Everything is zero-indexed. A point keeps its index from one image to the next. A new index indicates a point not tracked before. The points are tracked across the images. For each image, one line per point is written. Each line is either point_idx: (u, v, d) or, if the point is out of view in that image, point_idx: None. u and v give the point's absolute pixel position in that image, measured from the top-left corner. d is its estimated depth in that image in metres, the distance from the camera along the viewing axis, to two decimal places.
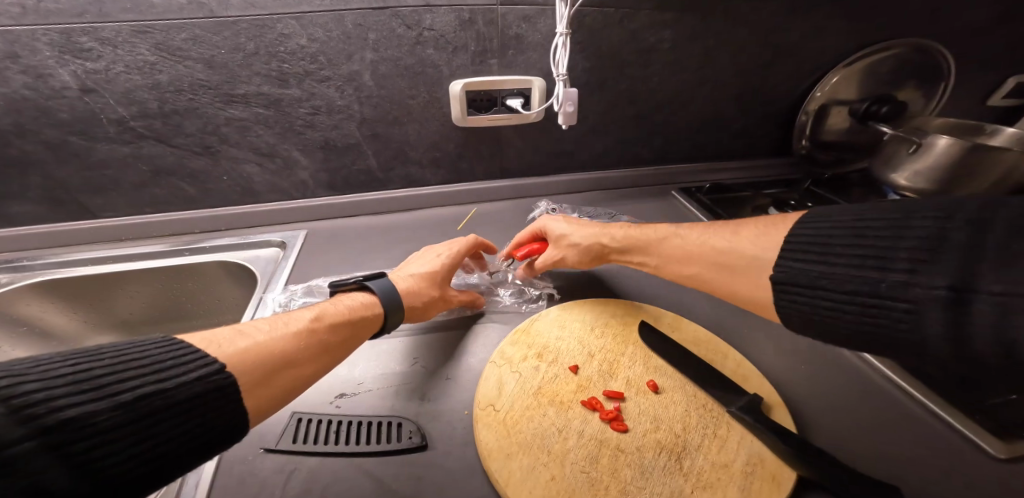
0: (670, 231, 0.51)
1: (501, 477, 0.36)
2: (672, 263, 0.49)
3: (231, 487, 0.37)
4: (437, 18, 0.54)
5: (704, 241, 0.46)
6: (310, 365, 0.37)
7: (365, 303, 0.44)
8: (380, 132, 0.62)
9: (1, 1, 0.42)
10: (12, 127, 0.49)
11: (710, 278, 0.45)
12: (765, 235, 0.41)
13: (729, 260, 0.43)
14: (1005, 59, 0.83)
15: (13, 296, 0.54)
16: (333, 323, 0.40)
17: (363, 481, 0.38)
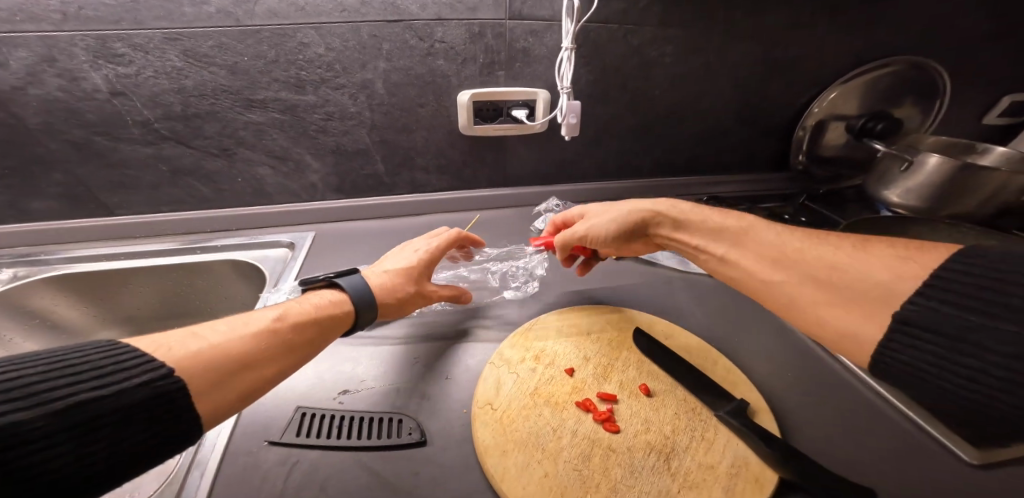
0: (758, 228, 0.43)
1: (497, 473, 0.38)
2: (748, 260, 0.41)
3: (235, 478, 0.38)
4: (448, 31, 0.57)
5: (808, 246, 0.38)
6: (271, 365, 0.36)
7: (334, 300, 0.44)
8: (390, 138, 0.64)
9: (44, 8, 0.44)
10: (40, 126, 0.51)
11: (802, 289, 0.36)
12: (903, 263, 0.32)
13: (840, 276, 0.34)
14: (998, 80, 0.85)
15: (25, 289, 0.56)
16: (298, 323, 0.39)
17: (363, 474, 0.39)
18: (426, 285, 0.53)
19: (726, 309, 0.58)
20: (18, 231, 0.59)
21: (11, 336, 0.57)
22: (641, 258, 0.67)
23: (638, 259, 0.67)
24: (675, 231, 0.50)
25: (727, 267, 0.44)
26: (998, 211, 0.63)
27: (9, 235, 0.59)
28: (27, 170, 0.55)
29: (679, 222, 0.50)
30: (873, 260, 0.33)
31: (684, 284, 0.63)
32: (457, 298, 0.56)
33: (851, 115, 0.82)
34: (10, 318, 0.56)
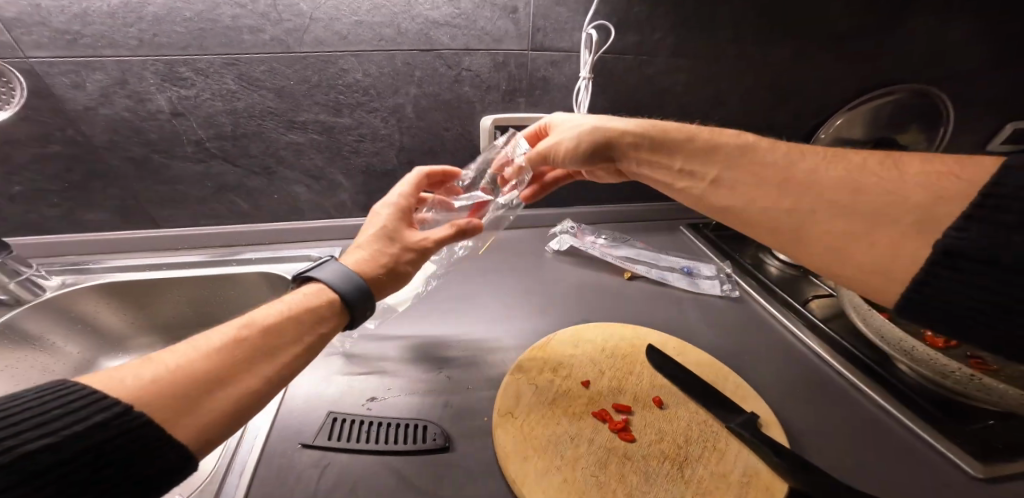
0: (756, 147, 0.44)
1: (518, 478, 0.40)
2: (747, 183, 0.43)
3: (271, 479, 0.41)
4: (474, 60, 0.61)
5: (821, 168, 0.39)
6: (252, 376, 0.32)
7: (312, 293, 0.38)
8: (416, 159, 0.68)
9: (123, 36, 0.49)
10: (106, 144, 0.56)
11: (815, 209, 0.38)
12: (937, 184, 0.33)
13: (864, 198, 0.36)
14: (999, 108, 0.88)
15: (74, 295, 0.60)
16: (274, 326, 0.34)
17: (391, 477, 0.41)
18: (410, 238, 0.45)
19: (736, 329, 0.60)
20: (72, 241, 0.63)
21: (56, 341, 0.59)
22: (653, 279, 0.70)
23: (650, 280, 0.70)
24: (654, 152, 0.50)
25: (721, 189, 0.45)
26: None
27: (63, 245, 0.63)
28: (87, 185, 0.59)
29: (655, 141, 0.50)
30: (906, 182, 0.35)
31: (694, 304, 0.65)
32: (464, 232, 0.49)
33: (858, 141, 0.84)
34: (56, 323, 0.59)
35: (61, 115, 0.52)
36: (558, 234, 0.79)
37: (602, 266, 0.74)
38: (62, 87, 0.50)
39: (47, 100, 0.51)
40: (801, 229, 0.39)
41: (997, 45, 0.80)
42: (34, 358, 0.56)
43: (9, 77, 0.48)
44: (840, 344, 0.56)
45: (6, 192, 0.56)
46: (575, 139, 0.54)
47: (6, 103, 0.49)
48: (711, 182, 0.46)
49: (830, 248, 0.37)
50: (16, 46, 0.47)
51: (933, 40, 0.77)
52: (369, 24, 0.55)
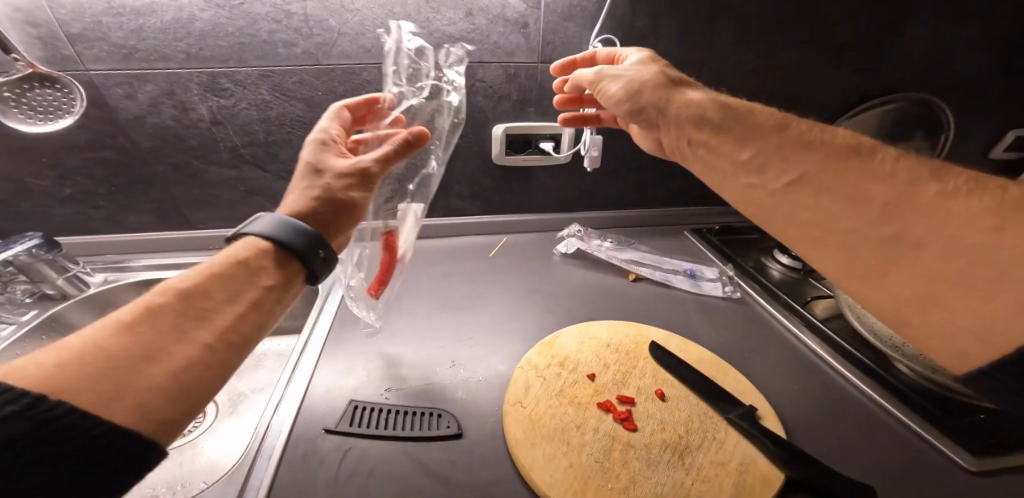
0: (869, 151, 0.35)
1: (527, 462, 0.43)
2: (840, 194, 0.34)
3: (297, 461, 0.44)
4: (488, 72, 0.65)
5: (955, 193, 0.29)
6: (182, 343, 0.30)
7: (238, 255, 0.36)
8: None
9: (172, 50, 0.53)
10: (150, 150, 0.60)
11: (918, 245, 0.30)
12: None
13: (999, 247, 0.26)
14: (1001, 117, 0.90)
15: (115, 291, 0.64)
16: (198, 290, 0.33)
17: (409, 460, 0.44)
18: (340, 166, 0.42)
19: (739, 330, 0.62)
20: (117, 240, 0.67)
21: None
22: (657, 281, 0.72)
23: (654, 281, 0.73)
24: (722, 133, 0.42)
25: (804, 191, 0.36)
26: None
27: (105, 244, 0.67)
28: (131, 188, 0.63)
29: (727, 119, 0.42)
30: None
31: (697, 305, 0.68)
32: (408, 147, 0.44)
33: None
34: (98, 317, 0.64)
35: (113, 123, 0.57)
36: (564, 237, 0.82)
37: (608, 268, 0.76)
38: (115, 98, 0.55)
39: (101, 110, 0.55)
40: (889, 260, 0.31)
41: (996, 56, 0.82)
42: None
43: (71, 88, 0.51)
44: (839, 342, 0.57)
45: (58, 194, 0.61)
46: (628, 88, 0.48)
47: (67, 112, 0.52)
48: (797, 179, 0.37)
49: (902, 290, 0.31)
50: (78, 61, 0.51)
51: (933, 52, 0.79)
52: None
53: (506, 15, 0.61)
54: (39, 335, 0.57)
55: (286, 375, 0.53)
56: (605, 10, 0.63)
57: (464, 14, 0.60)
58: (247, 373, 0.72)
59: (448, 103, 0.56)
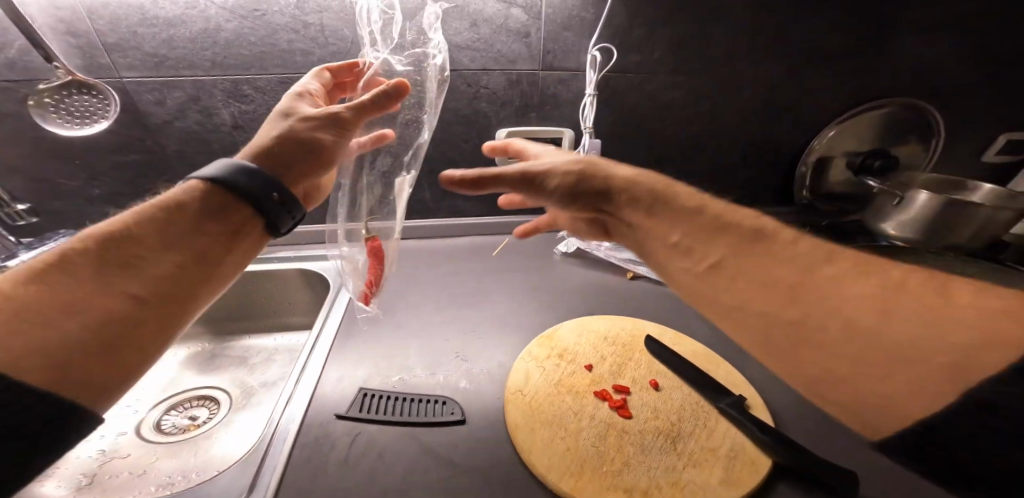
0: (772, 236, 0.38)
1: (526, 445, 0.45)
2: (756, 280, 0.35)
3: (311, 444, 0.47)
4: (492, 79, 0.69)
5: (848, 279, 0.32)
6: (107, 299, 0.33)
7: (169, 205, 0.38)
8: (436, 168, 0.77)
9: (199, 59, 0.57)
10: (176, 153, 0.63)
11: (826, 326, 0.30)
12: (1006, 323, 0.24)
13: (894, 326, 0.27)
14: (992, 121, 0.93)
15: None
16: (124, 245, 0.36)
17: (416, 444, 0.47)
18: (315, 112, 0.44)
19: None
20: None
21: None
22: (655, 279, 0.75)
23: (651, 280, 0.75)
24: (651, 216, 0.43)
25: (724, 273, 0.37)
26: (987, 242, 0.71)
27: None
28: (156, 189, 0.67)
29: (657, 206, 0.43)
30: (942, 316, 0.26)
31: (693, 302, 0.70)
32: (383, 99, 0.45)
33: (850, 152, 0.89)
34: None
35: (143, 128, 0.60)
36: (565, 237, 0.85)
37: (607, 267, 0.79)
38: (146, 104, 0.59)
39: (132, 115, 0.59)
40: (808, 341, 0.31)
41: (985, 62, 0.84)
42: None
43: (106, 95, 0.56)
44: None
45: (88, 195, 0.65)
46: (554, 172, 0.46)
47: (102, 116, 0.57)
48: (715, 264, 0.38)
49: (822, 371, 0.30)
50: (113, 68, 0.55)
51: (922, 58, 0.82)
52: None
53: (509, 26, 0.65)
54: None
55: (296, 373, 0.55)
56: (603, 20, 0.67)
57: (470, 25, 0.64)
58: (259, 367, 0.75)
59: (433, 65, 0.54)
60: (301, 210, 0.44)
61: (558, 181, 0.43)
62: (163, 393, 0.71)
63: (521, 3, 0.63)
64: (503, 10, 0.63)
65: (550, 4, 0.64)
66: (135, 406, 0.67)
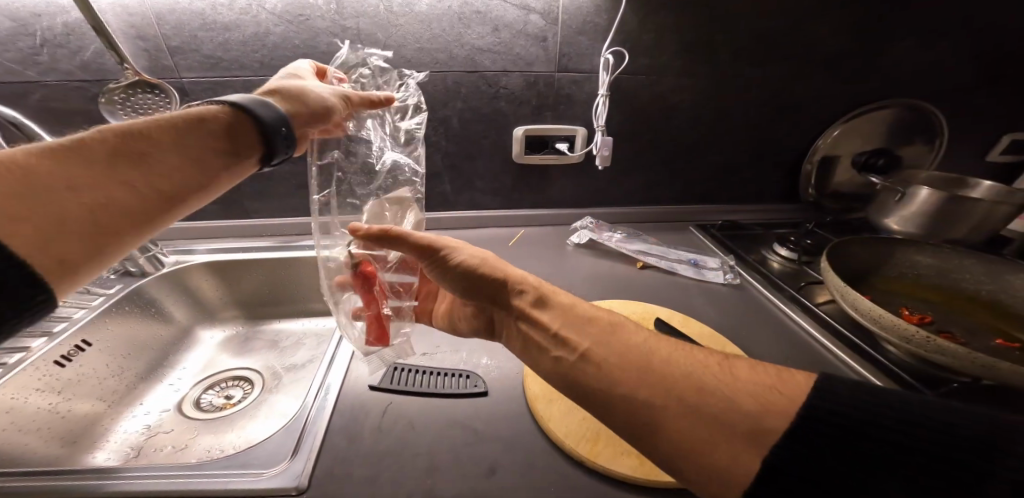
0: (624, 324, 0.43)
1: (545, 414, 0.49)
2: (615, 359, 0.39)
3: (347, 411, 0.51)
4: (510, 79, 0.73)
5: (674, 358, 0.38)
6: (118, 188, 0.38)
7: (197, 120, 0.44)
8: (458, 163, 0.81)
9: (250, 60, 0.63)
10: None
11: (667, 404, 0.35)
12: (770, 393, 0.34)
13: (706, 397, 0.34)
14: (995, 122, 0.95)
15: (186, 271, 0.77)
16: (150, 144, 0.41)
17: (443, 411, 0.51)
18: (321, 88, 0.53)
19: (735, 311, 0.69)
20: (205, 226, 0.84)
21: (172, 309, 0.77)
22: (662, 269, 0.79)
23: (659, 269, 0.79)
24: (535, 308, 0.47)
25: (591, 362, 0.39)
26: (988, 236, 0.73)
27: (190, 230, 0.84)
28: None
29: (541, 299, 0.47)
30: (744, 391, 0.34)
31: (699, 289, 0.74)
32: (374, 104, 0.55)
33: (855, 151, 0.92)
34: (174, 289, 0.77)
35: None
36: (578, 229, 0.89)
37: (617, 256, 0.83)
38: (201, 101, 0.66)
39: None
40: (657, 419, 0.35)
41: (987, 65, 0.87)
42: (151, 324, 0.73)
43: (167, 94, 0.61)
44: (831, 322, 0.62)
45: None
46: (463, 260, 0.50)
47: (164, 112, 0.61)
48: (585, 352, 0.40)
49: (671, 444, 0.34)
50: (175, 69, 0.63)
51: (925, 61, 0.85)
52: (428, 50, 0.69)
53: (527, 30, 0.69)
54: (123, 305, 0.68)
55: (325, 364, 0.58)
56: (616, 25, 0.71)
57: (492, 29, 0.68)
58: (289, 350, 0.77)
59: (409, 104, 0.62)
60: (294, 151, 0.50)
61: (453, 262, 0.49)
62: (200, 375, 0.74)
63: (539, 9, 0.68)
64: (523, 16, 0.68)
65: (566, 11, 0.69)
66: (177, 385, 0.71)
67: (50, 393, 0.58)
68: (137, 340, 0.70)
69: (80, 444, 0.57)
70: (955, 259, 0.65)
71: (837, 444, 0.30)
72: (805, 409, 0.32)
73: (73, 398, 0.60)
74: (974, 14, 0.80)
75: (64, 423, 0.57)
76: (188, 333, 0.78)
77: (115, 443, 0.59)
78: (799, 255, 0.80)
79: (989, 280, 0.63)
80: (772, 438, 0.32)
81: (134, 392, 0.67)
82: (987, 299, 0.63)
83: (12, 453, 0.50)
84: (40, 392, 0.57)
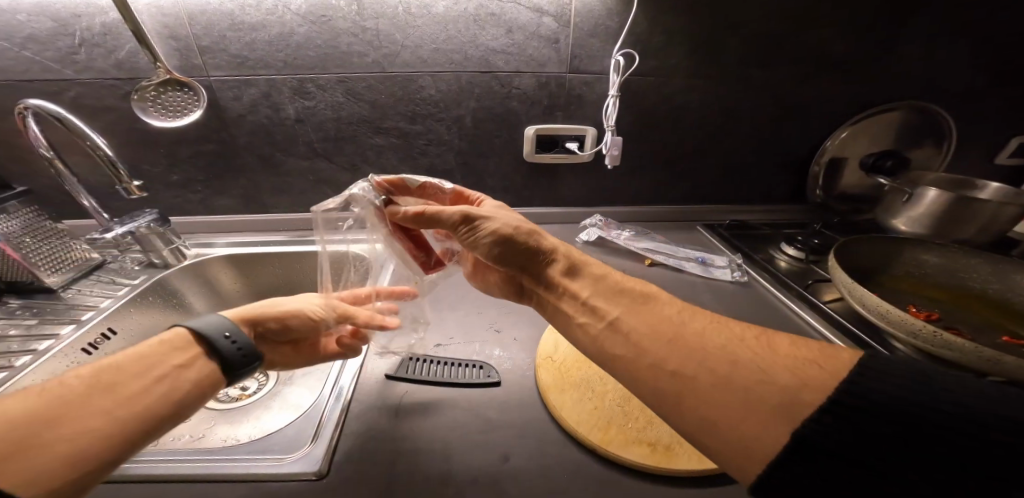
0: (657, 298, 0.45)
1: (557, 403, 0.51)
2: (646, 333, 0.41)
3: (364, 399, 0.53)
4: (523, 80, 0.75)
5: (709, 333, 0.40)
6: (72, 438, 0.32)
7: (171, 343, 0.41)
8: (470, 161, 0.83)
9: (275, 60, 0.67)
10: (245, 143, 0.75)
11: (697, 375, 0.36)
12: (808, 367, 0.34)
13: (739, 370, 0.36)
14: (1005, 124, 0.95)
15: (207, 263, 0.79)
16: (118, 380, 0.36)
17: (456, 400, 0.53)
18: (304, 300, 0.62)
19: (742, 308, 0.70)
20: (218, 221, 0.83)
21: (192, 302, 0.78)
22: (670, 266, 0.80)
23: (667, 267, 0.80)
24: (570, 280, 0.50)
25: (620, 331, 0.43)
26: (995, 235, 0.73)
27: (204, 225, 0.83)
28: (228, 176, 0.78)
29: (574, 269, 0.51)
30: (784, 365, 0.35)
31: (705, 286, 0.75)
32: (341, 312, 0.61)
33: (862, 153, 0.93)
34: (197, 282, 0.79)
35: (222, 120, 0.71)
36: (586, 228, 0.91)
37: (624, 254, 0.85)
38: (227, 99, 0.69)
39: (214, 108, 0.70)
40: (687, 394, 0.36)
41: (996, 67, 0.87)
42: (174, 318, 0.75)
43: (196, 92, 0.67)
44: (838, 319, 0.63)
45: (167, 179, 0.77)
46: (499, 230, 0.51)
47: (194, 108, 0.68)
48: (614, 319, 0.44)
49: (700, 417, 0.35)
50: (204, 68, 0.66)
51: (934, 64, 0.85)
52: (444, 50, 0.71)
53: (540, 32, 0.71)
54: (147, 295, 0.71)
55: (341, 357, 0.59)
56: (627, 27, 0.73)
57: (505, 31, 0.70)
58: None
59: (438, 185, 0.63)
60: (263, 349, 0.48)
61: (488, 234, 0.51)
62: None
63: (552, 12, 0.70)
64: (536, 19, 0.70)
65: (579, 13, 0.71)
66: None
67: None
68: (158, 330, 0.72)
69: None
70: (961, 258, 0.66)
71: (850, 447, 0.30)
72: (845, 385, 0.31)
73: None
74: (983, 17, 0.81)
75: None
76: None
77: None
78: (807, 255, 0.81)
79: (996, 279, 0.64)
80: (805, 412, 0.32)
81: None
82: (993, 298, 0.64)
83: None
84: None
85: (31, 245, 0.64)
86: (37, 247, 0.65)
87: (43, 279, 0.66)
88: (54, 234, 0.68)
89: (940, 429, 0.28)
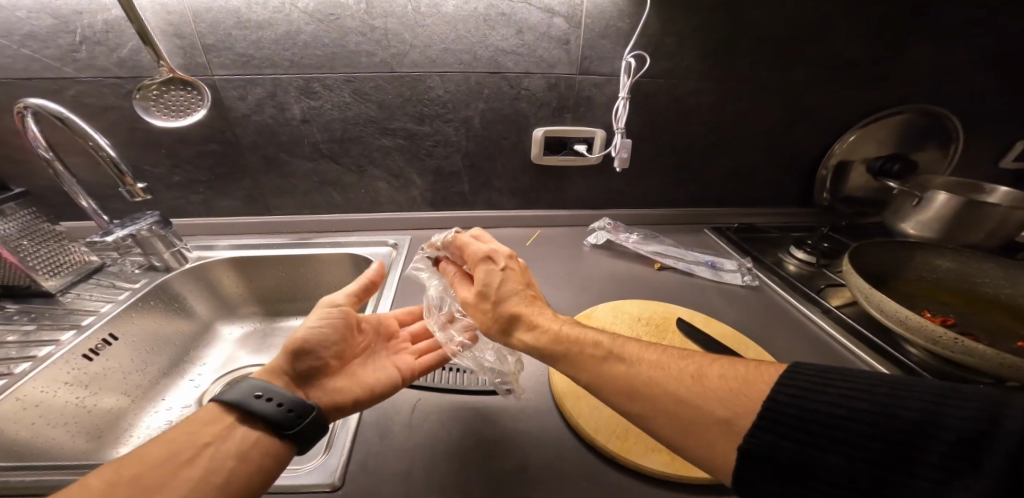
0: (607, 353, 0.43)
1: (574, 411, 0.50)
2: (607, 386, 0.42)
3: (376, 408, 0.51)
4: (532, 81, 0.74)
5: (654, 375, 0.40)
6: None
7: (209, 422, 0.43)
8: (477, 163, 0.82)
9: (281, 58, 0.65)
10: (248, 143, 0.73)
11: (656, 416, 0.39)
12: (739, 396, 0.37)
13: (686, 407, 0.38)
14: (1010, 127, 0.96)
15: (210, 265, 0.77)
16: (159, 469, 0.39)
17: (471, 409, 0.51)
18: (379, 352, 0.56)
19: (755, 312, 0.69)
20: (219, 222, 0.82)
21: (195, 306, 0.77)
22: (680, 270, 0.80)
23: (677, 271, 0.80)
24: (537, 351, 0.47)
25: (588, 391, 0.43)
26: (1003, 242, 0.73)
27: (205, 227, 0.81)
28: (230, 176, 0.77)
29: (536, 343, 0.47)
30: (716, 397, 0.37)
31: (716, 290, 0.75)
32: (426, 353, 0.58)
33: (870, 157, 0.93)
34: (200, 285, 0.77)
35: (226, 120, 0.70)
36: (594, 231, 0.90)
37: (633, 259, 0.84)
38: (231, 99, 0.68)
39: (218, 109, 0.68)
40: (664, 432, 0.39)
41: (1002, 72, 0.87)
42: (176, 322, 0.73)
43: (202, 93, 0.64)
44: (850, 323, 0.62)
45: (169, 180, 0.76)
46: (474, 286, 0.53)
47: (200, 108, 0.65)
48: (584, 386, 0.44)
49: (707, 436, 0.37)
50: (208, 67, 0.64)
51: (941, 69, 0.85)
52: (453, 50, 0.70)
53: (550, 33, 0.70)
54: (147, 300, 0.69)
55: None
56: (639, 29, 0.72)
57: (516, 32, 0.69)
58: None
59: None
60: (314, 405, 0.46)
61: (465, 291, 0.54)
62: (220, 371, 0.72)
63: (563, 13, 0.69)
64: (547, 19, 0.69)
65: (589, 14, 0.70)
66: (197, 381, 0.70)
67: (77, 387, 0.58)
68: (160, 336, 0.70)
69: (105, 438, 0.57)
70: (974, 263, 0.66)
71: (850, 453, 0.32)
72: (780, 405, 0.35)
73: (99, 393, 0.60)
74: (993, 21, 0.81)
75: (89, 417, 0.58)
76: (209, 328, 0.78)
77: (138, 438, 0.59)
78: (817, 258, 0.80)
79: (1009, 283, 0.63)
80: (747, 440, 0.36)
81: (157, 387, 0.66)
82: (1005, 302, 0.63)
83: (41, 452, 0.51)
84: (69, 386, 0.57)
85: (27, 248, 0.63)
86: (34, 250, 0.64)
87: (41, 283, 0.64)
88: (52, 236, 0.66)
89: (933, 426, 0.30)
